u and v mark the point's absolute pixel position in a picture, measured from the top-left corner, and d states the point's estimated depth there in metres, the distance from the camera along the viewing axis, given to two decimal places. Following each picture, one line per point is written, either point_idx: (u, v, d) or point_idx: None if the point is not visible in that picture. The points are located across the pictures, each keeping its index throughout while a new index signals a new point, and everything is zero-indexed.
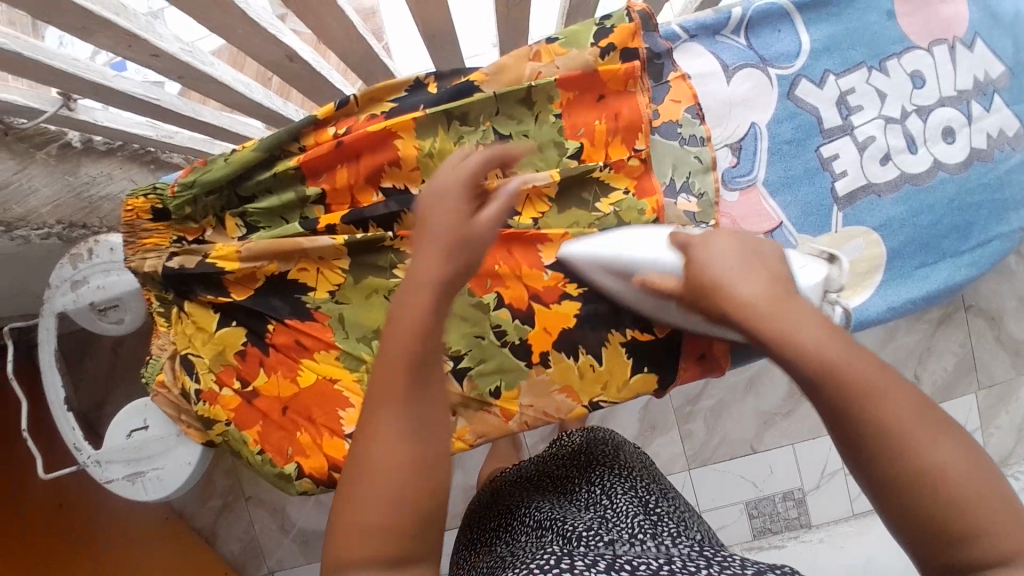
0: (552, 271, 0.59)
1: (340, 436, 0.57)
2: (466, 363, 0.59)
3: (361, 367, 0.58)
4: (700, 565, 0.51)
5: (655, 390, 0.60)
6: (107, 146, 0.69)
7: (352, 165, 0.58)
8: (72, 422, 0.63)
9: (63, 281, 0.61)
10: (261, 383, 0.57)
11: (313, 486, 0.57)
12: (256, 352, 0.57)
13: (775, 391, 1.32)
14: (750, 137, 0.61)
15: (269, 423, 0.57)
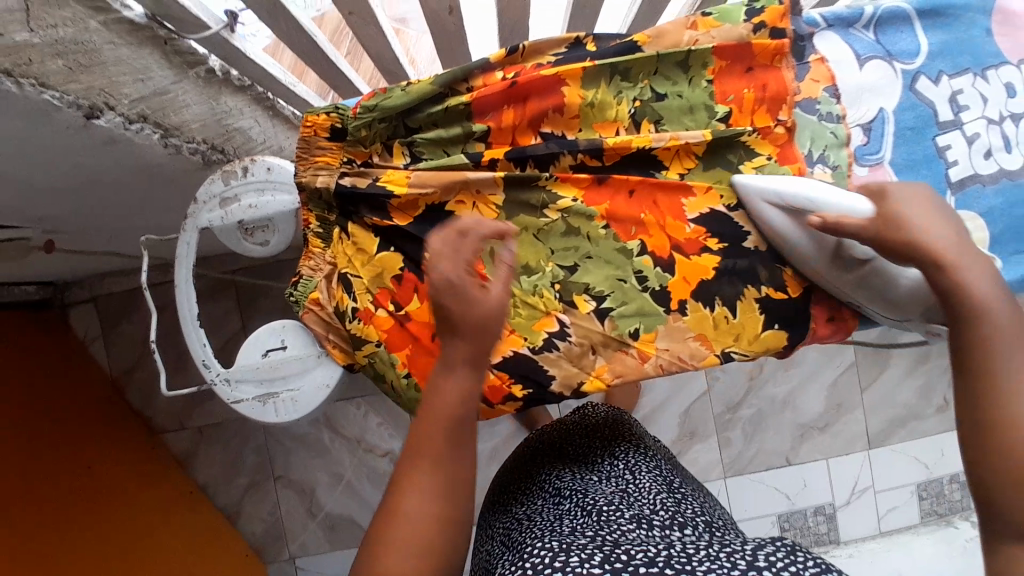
0: (695, 225, 0.62)
1: None
2: (609, 304, 0.61)
3: (509, 301, 0.60)
4: (699, 552, 0.58)
5: (783, 348, 0.62)
6: (241, 82, 0.70)
7: (519, 108, 0.60)
8: (203, 338, 0.61)
9: (211, 197, 0.61)
10: (413, 309, 0.57)
11: None
12: (412, 277, 0.58)
13: (814, 405, 1.36)
14: (879, 120, 0.66)
15: (416, 347, 0.58)
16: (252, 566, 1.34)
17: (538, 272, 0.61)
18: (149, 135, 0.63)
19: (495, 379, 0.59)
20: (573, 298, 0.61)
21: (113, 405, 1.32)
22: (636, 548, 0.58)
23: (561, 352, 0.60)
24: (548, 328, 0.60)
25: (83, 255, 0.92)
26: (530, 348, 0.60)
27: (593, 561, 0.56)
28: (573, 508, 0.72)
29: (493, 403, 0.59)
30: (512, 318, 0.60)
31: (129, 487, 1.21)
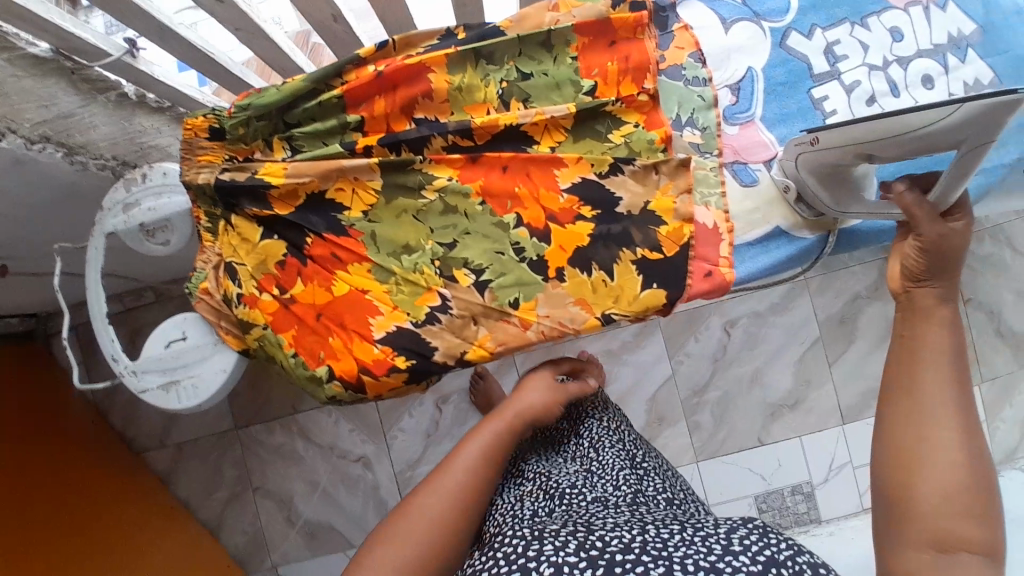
0: (568, 194, 0.64)
1: (370, 340, 0.62)
2: (488, 276, 0.63)
3: (391, 279, 0.63)
4: (672, 536, 0.58)
5: (663, 306, 0.64)
6: (158, 104, 0.74)
7: (389, 96, 0.64)
8: (112, 335, 0.66)
9: (115, 204, 0.66)
10: (298, 291, 0.62)
11: (342, 390, 0.62)
12: (295, 261, 0.62)
13: (783, 383, 1.34)
14: (747, 79, 0.68)
15: (303, 327, 0.62)
16: None
17: (418, 251, 0.64)
18: (54, 153, 0.67)
19: (379, 353, 0.61)
20: (453, 273, 0.63)
21: (98, 427, 1.37)
22: (609, 534, 0.58)
23: (443, 325, 0.63)
24: (430, 303, 0.63)
25: (40, 277, 0.98)
26: (413, 322, 0.63)
27: (568, 550, 0.55)
28: (538, 492, 0.71)
29: (377, 377, 0.61)
30: (395, 296, 0.63)
31: (114, 502, 1.26)
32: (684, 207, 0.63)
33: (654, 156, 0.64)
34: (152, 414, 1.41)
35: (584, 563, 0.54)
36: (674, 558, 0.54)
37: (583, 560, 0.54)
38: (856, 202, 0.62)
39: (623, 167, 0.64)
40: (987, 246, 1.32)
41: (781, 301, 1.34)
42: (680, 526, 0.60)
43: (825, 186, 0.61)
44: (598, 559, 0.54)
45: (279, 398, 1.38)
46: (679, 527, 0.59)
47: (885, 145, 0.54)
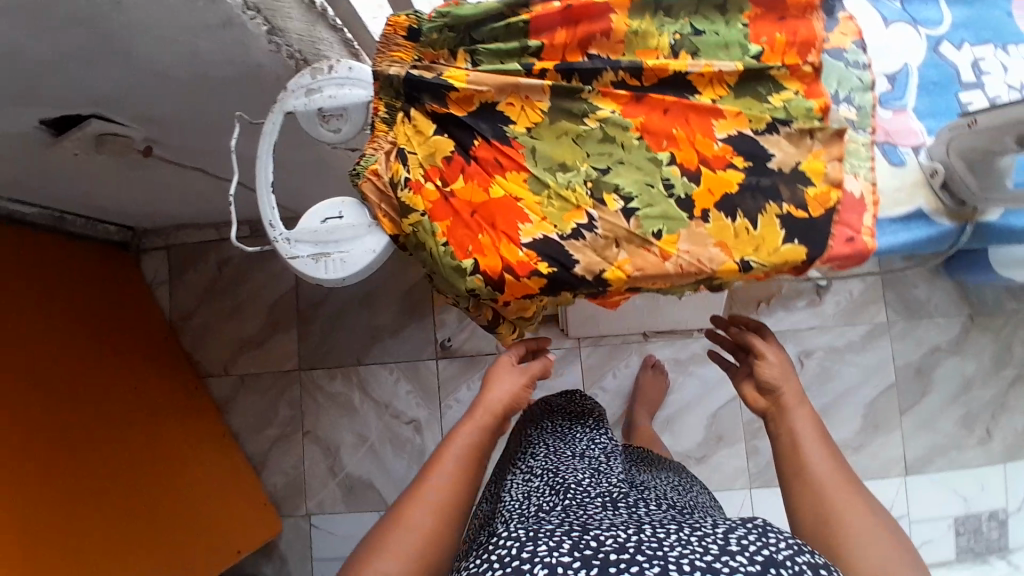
0: (724, 143, 0.67)
1: (516, 243, 0.65)
2: (636, 204, 0.66)
3: (544, 192, 0.67)
4: (668, 536, 0.56)
5: (800, 263, 0.66)
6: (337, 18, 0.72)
7: (571, 29, 0.68)
8: (272, 203, 0.70)
9: (299, 87, 0.71)
10: (457, 187, 0.66)
11: (482, 284, 0.66)
12: (460, 159, 0.67)
13: (849, 422, 1.31)
14: (903, 72, 0.71)
15: (457, 220, 0.66)
16: (270, 516, 1.37)
17: (573, 170, 0.67)
18: (259, 27, 0.68)
19: (524, 256, 0.64)
20: (603, 196, 0.67)
21: (168, 343, 1.42)
22: (605, 533, 0.56)
23: (587, 241, 0.66)
24: (578, 220, 0.66)
25: (171, 174, 1.05)
26: (559, 234, 0.66)
27: (562, 550, 0.53)
28: (545, 489, 0.72)
29: (518, 278, 0.65)
30: (546, 207, 0.66)
31: (170, 418, 1.29)
32: (834, 173, 0.65)
33: (811, 123, 0.67)
34: (220, 343, 1.45)
35: (577, 563, 0.52)
36: (669, 558, 0.52)
37: (577, 561, 0.52)
38: (997, 190, 0.64)
39: (780, 128, 0.67)
40: None
41: (860, 339, 1.32)
42: (675, 526, 0.58)
43: (973, 172, 0.64)
44: (592, 558, 0.52)
45: (344, 348, 1.41)
46: (675, 527, 0.57)
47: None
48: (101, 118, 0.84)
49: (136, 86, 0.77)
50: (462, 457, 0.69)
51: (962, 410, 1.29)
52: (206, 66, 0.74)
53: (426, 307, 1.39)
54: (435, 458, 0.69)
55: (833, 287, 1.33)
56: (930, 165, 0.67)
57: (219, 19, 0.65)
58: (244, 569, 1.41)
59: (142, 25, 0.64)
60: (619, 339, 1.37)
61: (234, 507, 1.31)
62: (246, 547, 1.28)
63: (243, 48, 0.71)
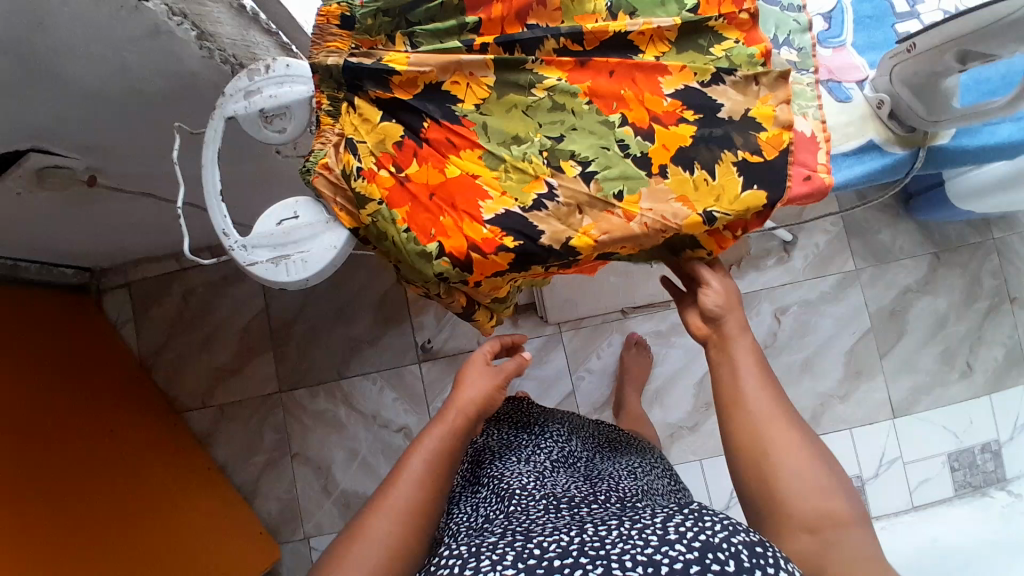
0: (672, 99, 0.67)
1: (479, 221, 0.65)
2: (594, 167, 0.66)
3: (500, 166, 0.66)
4: (611, 532, 0.56)
5: (763, 208, 0.66)
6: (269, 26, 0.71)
7: (507, 0, 0.67)
8: (223, 211, 0.68)
9: (237, 91, 0.69)
10: (412, 171, 0.65)
11: (450, 266, 0.66)
12: (411, 143, 0.66)
13: (833, 372, 1.33)
14: (838, 9, 0.72)
15: (417, 205, 0.65)
16: (267, 543, 1.33)
17: (527, 142, 0.67)
18: (187, 32, 0.65)
19: (488, 233, 0.64)
20: (560, 163, 0.66)
21: (140, 382, 1.37)
22: (547, 538, 0.55)
23: (550, 211, 0.65)
24: (537, 190, 0.66)
25: (119, 203, 1.01)
26: (520, 208, 0.65)
27: (505, 563, 0.53)
28: (491, 495, 0.70)
29: (485, 256, 0.65)
30: (504, 181, 0.66)
31: (151, 455, 1.25)
32: (784, 115, 0.66)
33: (754, 70, 0.67)
34: (194, 375, 1.41)
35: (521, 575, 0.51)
36: (611, 557, 0.52)
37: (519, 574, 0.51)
38: (945, 112, 0.65)
39: (725, 77, 0.67)
40: None
41: (833, 289, 1.34)
42: (618, 520, 0.58)
43: (919, 97, 0.65)
44: (535, 569, 0.52)
45: (323, 364, 1.38)
46: (617, 522, 0.57)
47: (979, 40, 0.58)
48: (40, 151, 0.80)
49: (69, 110, 0.74)
50: (428, 463, 0.67)
51: (940, 347, 1.32)
52: (140, 81, 0.71)
53: (402, 312, 1.37)
54: (396, 468, 0.67)
55: (801, 241, 1.34)
56: (877, 96, 0.67)
57: (145, 29, 0.63)
58: None
59: (65, 42, 0.62)
60: (598, 319, 1.36)
61: (230, 538, 1.27)
62: None
63: (174, 58, 0.69)
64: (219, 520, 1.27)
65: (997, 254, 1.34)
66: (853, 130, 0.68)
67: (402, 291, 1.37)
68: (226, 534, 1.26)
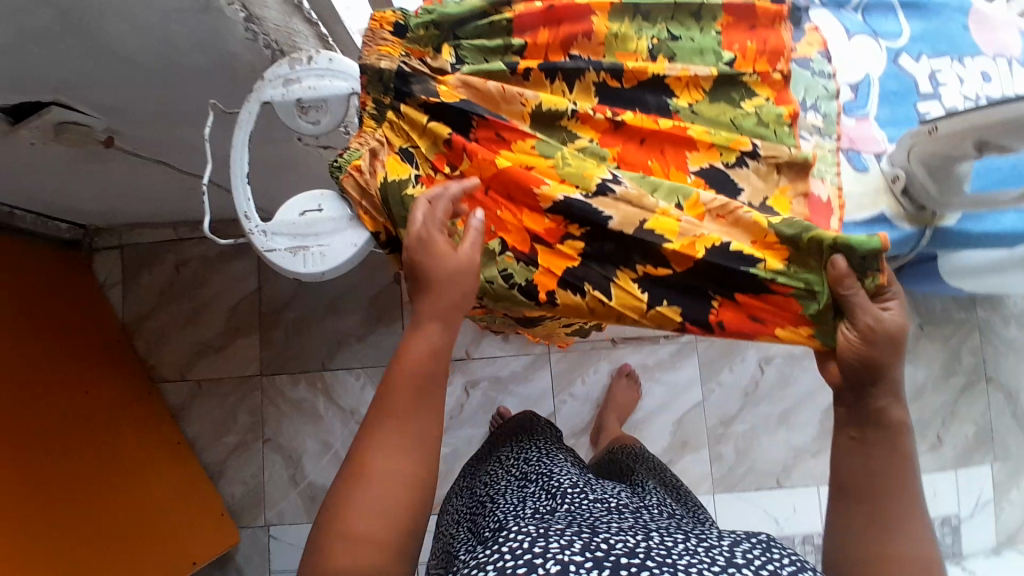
0: (696, 176, 0.69)
1: (539, 211, 0.65)
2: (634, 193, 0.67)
3: (555, 155, 0.66)
4: (676, 544, 0.59)
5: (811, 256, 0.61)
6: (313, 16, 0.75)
7: (553, 30, 0.69)
8: (247, 194, 0.68)
9: (277, 77, 0.70)
10: (466, 168, 0.66)
11: (512, 261, 0.67)
12: (460, 140, 0.66)
13: (808, 427, 1.36)
14: (864, 82, 0.75)
15: (474, 202, 0.67)
16: (226, 526, 1.30)
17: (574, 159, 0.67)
18: (237, 13, 0.66)
19: (548, 222, 0.65)
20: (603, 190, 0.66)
21: (120, 348, 1.35)
22: (614, 538, 0.58)
23: (618, 195, 0.64)
24: (601, 175, 0.65)
25: (130, 167, 1.00)
26: (583, 193, 0.64)
27: (573, 549, 0.55)
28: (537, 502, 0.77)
29: (551, 245, 0.66)
30: (562, 168, 0.65)
31: (122, 424, 1.23)
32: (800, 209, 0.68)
33: (781, 129, 0.70)
34: (176, 347, 1.39)
35: (589, 562, 0.54)
36: (678, 565, 0.54)
37: (589, 560, 0.54)
38: (956, 196, 0.68)
39: (749, 161, 0.69)
40: (1010, 329, 1.40)
41: None
42: (683, 537, 0.61)
43: (932, 177, 0.67)
44: (603, 561, 0.54)
45: (310, 353, 1.37)
46: (681, 538, 0.60)
47: (1000, 134, 0.60)
48: (62, 106, 0.80)
49: (103, 72, 0.74)
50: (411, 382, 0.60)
51: (914, 417, 1.36)
52: (181, 53, 0.72)
53: (395, 312, 1.37)
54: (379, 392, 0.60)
55: None
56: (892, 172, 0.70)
57: (197, 4, 0.64)
58: None
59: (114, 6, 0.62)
60: (588, 346, 1.38)
61: (190, 518, 1.24)
62: (202, 558, 1.22)
63: (219, 36, 0.70)
64: (178, 500, 1.25)
65: (977, 333, 1.39)
66: (866, 202, 0.71)
67: (397, 291, 1.37)
68: (185, 514, 1.24)
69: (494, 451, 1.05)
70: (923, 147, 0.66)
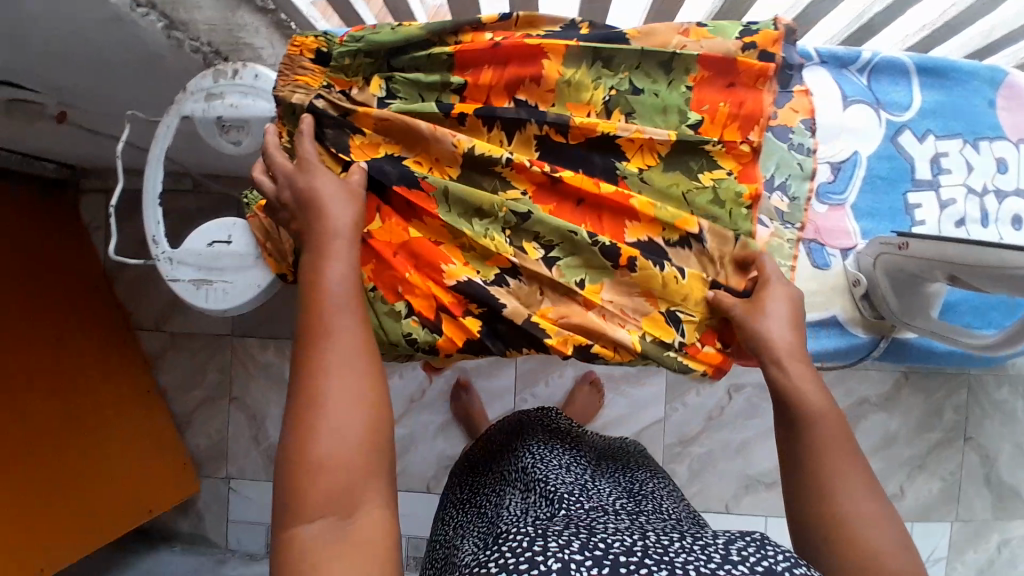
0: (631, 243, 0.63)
1: (444, 287, 0.61)
2: (557, 252, 0.63)
3: (460, 239, 0.62)
4: (673, 543, 0.57)
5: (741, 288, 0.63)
6: (263, 4, 0.68)
7: (498, 69, 0.62)
8: (158, 216, 0.65)
9: (199, 90, 0.65)
10: (374, 228, 0.62)
11: (419, 327, 0.62)
12: (373, 200, 0.63)
13: (766, 459, 1.34)
14: (850, 162, 0.66)
15: (381, 262, 0.62)
16: (188, 475, 1.38)
17: (490, 217, 0.62)
18: (154, 23, 0.63)
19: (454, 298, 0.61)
20: (523, 244, 0.62)
21: (100, 293, 1.38)
22: (612, 536, 0.57)
23: (511, 289, 0.62)
24: (500, 266, 0.62)
25: (89, 135, 0.97)
26: (483, 279, 0.62)
27: (573, 548, 0.54)
28: (540, 501, 0.73)
29: (454, 317, 0.62)
30: (467, 250, 0.63)
31: (93, 374, 1.27)
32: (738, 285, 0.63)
33: (737, 211, 0.62)
34: (153, 298, 1.41)
35: (589, 561, 0.53)
36: (676, 563, 0.53)
37: (589, 559, 0.53)
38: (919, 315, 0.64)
39: (693, 244, 0.63)
40: (1001, 390, 1.32)
41: None
42: (680, 534, 0.59)
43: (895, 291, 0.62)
44: (602, 559, 0.53)
45: (279, 320, 1.38)
46: (679, 536, 0.58)
47: (973, 273, 0.56)
48: (6, 83, 0.75)
49: (30, 62, 0.70)
50: (335, 302, 0.55)
51: (880, 465, 1.32)
52: (105, 51, 0.68)
53: None
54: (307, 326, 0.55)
55: None
56: (853, 277, 0.64)
57: (106, 14, 0.60)
58: (162, 522, 1.44)
59: (16, 10, 0.57)
60: None
61: (151, 467, 1.31)
62: (159, 508, 1.29)
63: (141, 39, 0.65)
64: (142, 450, 1.31)
65: (966, 390, 1.32)
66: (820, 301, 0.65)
67: None
68: (147, 462, 1.31)
69: (494, 456, 0.98)
70: (898, 255, 0.60)
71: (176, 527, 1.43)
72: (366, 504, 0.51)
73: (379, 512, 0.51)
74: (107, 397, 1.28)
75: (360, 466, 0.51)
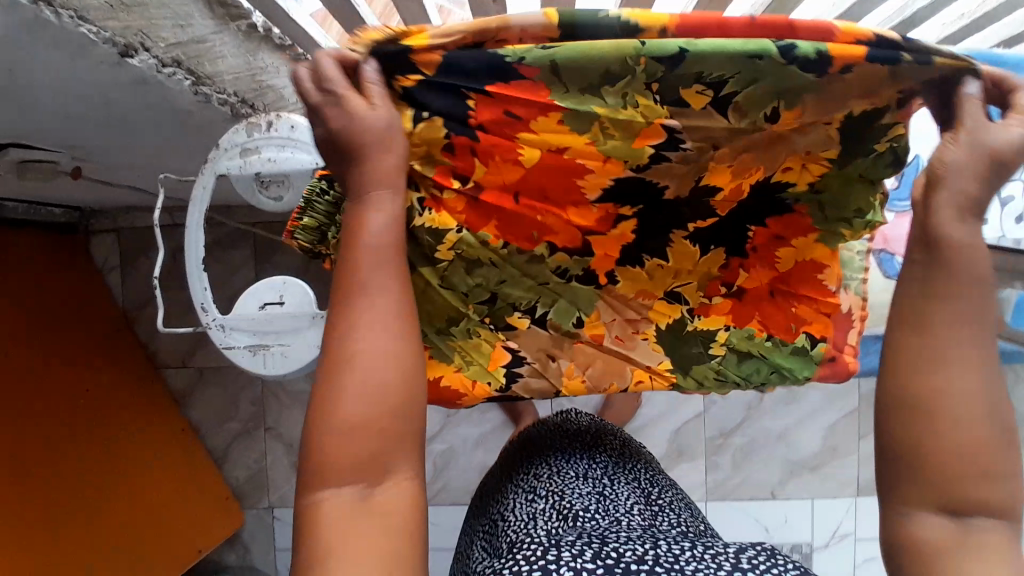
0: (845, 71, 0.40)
1: (586, 203, 0.50)
2: (733, 87, 0.41)
3: (593, 125, 0.43)
4: (682, 551, 0.50)
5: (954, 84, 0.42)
6: (282, 43, 0.64)
7: None
8: (204, 283, 0.63)
9: (233, 146, 0.62)
10: (481, 175, 0.47)
11: (568, 258, 0.54)
12: (466, 139, 0.45)
13: (808, 442, 1.34)
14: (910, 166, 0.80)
15: (501, 215, 0.50)
16: (231, 510, 1.37)
17: (628, 73, 0.40)
18: (180, 81, 0.59)
19: (599, 208, 0.50)
20: (683, 95, 0.41)
21: (123, 335, 1.35)
22: (623, 545, 0.51)
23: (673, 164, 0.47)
24: (653, 141, 0.45)
25: (104, 186, 0.95)
26: (633, 168, 0.47)
27: (585, 557, 0.49)
28: (551, 509, 0.63)
29: (603, 235, 0.53)
30: (603, 144, 0.45)
31: (124, 420, 1.26)
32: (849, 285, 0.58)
33: None
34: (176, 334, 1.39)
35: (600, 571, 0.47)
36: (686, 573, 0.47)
37: (600, 569, 0.47)
38: None
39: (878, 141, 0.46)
40: None
41: None
42: (691, 542, 0.52)
43: None
44: (614, 567, 0.48)
45: None
46: (689, 543, 0.52)
47: None
48: (24, 148, 0.72)
49: (50, 129, 0.67)
50: (375, 239, 0.40)
51: None
52: (128, 111, 0.64)
53: None
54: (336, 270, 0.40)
55: None
56: None
57: (132, 78, 0.56)
58: (210, 556, 1.44)
59: (39, 85, 0.54)
60: None
61: (193, 505, 1.31)
62: (208, 545, 1.30)
63: (166, 97, 0.62)
64: (183, 489, 1.31)
65: None
66: None
67: None
68: (189, 501, 1.31)
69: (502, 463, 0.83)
70: None
71: (225, 560, 1.43)
72: (399, 475, 0.38)
73: (406, 487, 0.38)
74: (141, 442, 1.27)
75: (392, 444, 0.38)
